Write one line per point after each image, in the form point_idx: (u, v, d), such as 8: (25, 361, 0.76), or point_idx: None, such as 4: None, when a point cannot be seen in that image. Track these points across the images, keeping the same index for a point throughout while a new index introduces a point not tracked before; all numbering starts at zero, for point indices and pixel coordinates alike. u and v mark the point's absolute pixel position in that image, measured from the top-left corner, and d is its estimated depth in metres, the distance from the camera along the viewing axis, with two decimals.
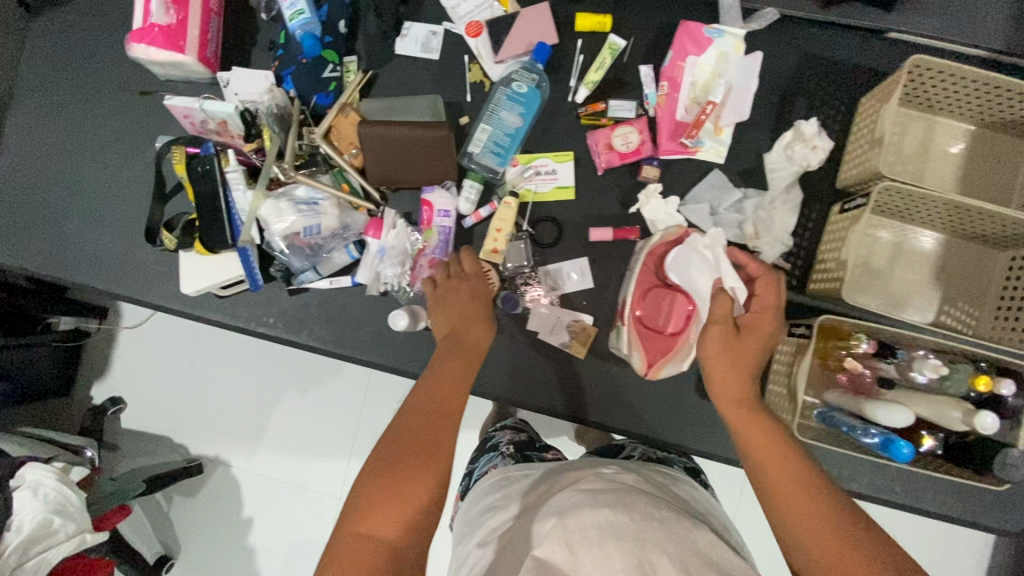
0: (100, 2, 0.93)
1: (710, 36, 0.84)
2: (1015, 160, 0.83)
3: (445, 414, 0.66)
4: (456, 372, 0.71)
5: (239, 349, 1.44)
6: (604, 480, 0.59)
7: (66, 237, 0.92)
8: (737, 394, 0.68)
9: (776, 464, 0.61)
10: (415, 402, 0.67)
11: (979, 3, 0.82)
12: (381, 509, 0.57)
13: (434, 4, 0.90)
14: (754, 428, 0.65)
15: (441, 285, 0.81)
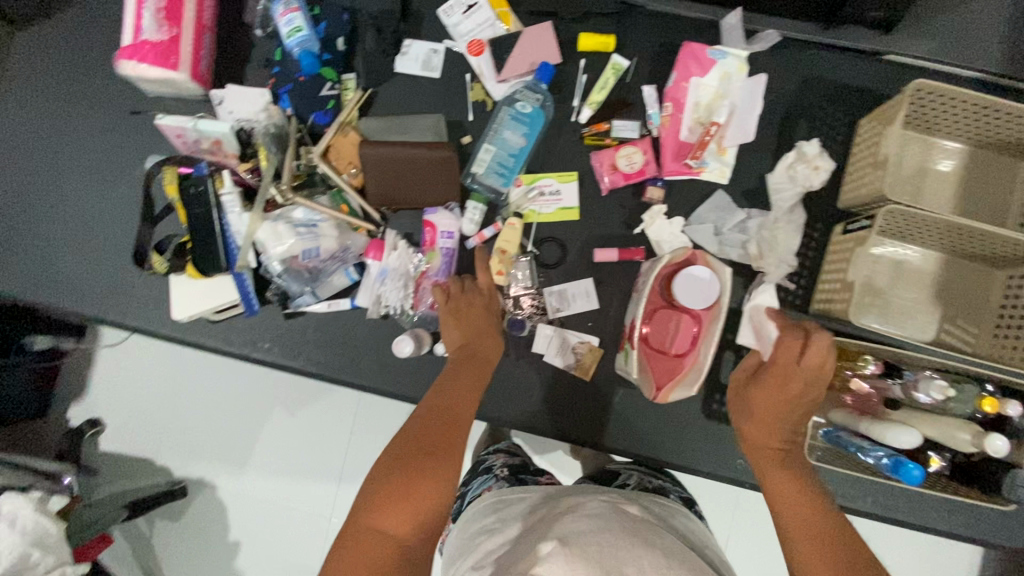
0: (85, 14, 0.89)
1: (714, 57, 0.84)
2: (1009, 180, 0.85)
3: (455, 419, 0.64)
4: (468, 383, 0.68)
5: (227, 368, 1.39)
6: (608, 505, 0.59)
7: (47, 259, 0.88)
8: (751, 419, 0.68)
9: (786, 494, 0.60)
10: (429, 413, 0.64)
11: (966, 29, 0.86)
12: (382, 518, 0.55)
13: (435, 22, 0.89)
14: (765, 458, 0.65)
15: (453, 296, 0.77)
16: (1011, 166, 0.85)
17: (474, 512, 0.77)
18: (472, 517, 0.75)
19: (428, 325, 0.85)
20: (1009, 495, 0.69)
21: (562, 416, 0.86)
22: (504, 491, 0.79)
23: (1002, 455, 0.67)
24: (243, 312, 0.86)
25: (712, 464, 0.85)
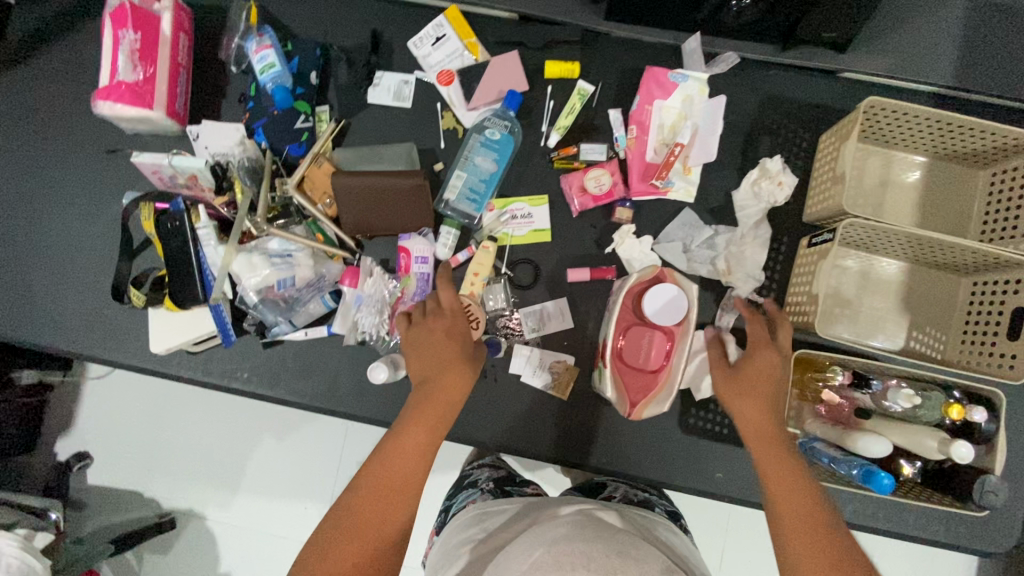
0: (64, 57, 0.91)
1: (676, 80, 0.87)
2: (968, 190, 0.87)
3: (425, 429, 0.65)
4: (430, 411, 0.66)
5: (214, 398, 1.39)
6: (583, 514, 0.62)
7: (27, 297, 0.89)
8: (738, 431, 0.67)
9: (782, 502, 0.60)
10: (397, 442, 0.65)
11: (923, 43, 0.87)
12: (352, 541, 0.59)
13: (405, 53, 0.91)
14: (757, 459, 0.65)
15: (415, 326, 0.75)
16: (970, 176, 0.87)
17: (457, 524, 0.78)
18: (455, 528, 0.77)
19: None
20: (980, 501, 0.70)
21: (541, 436, 0.86)
22: (487, 503, 0.81)
23: (970, 461, 0.68)
24: (221, 342, 0.86)
25: (691, 479, 0.86)
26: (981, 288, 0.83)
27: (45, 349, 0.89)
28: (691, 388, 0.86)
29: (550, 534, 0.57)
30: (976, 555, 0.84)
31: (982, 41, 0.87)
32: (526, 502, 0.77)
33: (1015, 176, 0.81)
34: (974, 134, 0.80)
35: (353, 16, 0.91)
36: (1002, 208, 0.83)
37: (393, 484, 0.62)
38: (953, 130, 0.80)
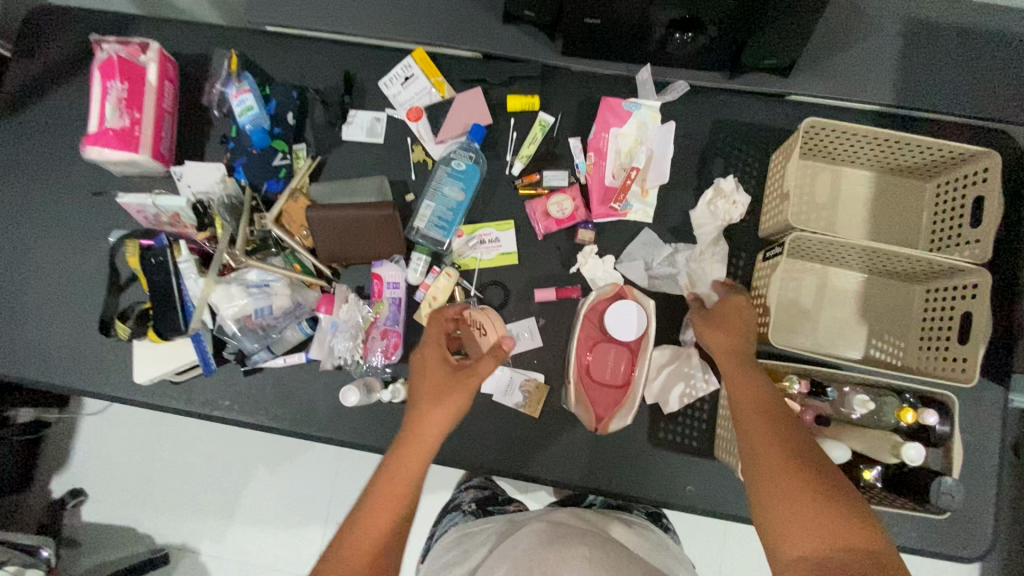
0: (58, 109, 0.98)
1: (630, 108, 0.92)
2: (918, 201, 0.90)
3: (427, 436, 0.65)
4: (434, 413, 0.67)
5: (205, 430, 1.41)
6: (561, 517, 0.67)
7: (19, 334, 0.93)
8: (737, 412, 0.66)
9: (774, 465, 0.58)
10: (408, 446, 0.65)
11: (867, 64, 0.89)
12: (374, 517, 0.59)
13: (376, 92, 0.97)
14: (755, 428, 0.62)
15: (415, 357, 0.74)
16: (917, 187, 0.90)
17: (437, 551, 0.79)
18: (435, 555, 0.78)
19: (379, 373, 0.89)
20: (936, 502, 0.71)
21: (515, 454, 0.88)
22: (468, 525, 0.82)
23: (922, 460, 0.71)
24: (202, 371, 0.90)
25: (665, 493, 0.87)
26: (934, 296, 0.86)
27: (36, 384, 0.92)
28: (659, 402, 0.88)
29: (520, 544, 0.60)
30: (949, 559, 0.85)
31: (925, 56, 0.89)
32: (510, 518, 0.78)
33: (958, 186, 0.84)
34: (913, 149, 0.83)
35: (327, 61, 0.97)
36: (948, 217, 0.86)
37: (410, 458, 0.63)
38: (892, 146, 0.83)
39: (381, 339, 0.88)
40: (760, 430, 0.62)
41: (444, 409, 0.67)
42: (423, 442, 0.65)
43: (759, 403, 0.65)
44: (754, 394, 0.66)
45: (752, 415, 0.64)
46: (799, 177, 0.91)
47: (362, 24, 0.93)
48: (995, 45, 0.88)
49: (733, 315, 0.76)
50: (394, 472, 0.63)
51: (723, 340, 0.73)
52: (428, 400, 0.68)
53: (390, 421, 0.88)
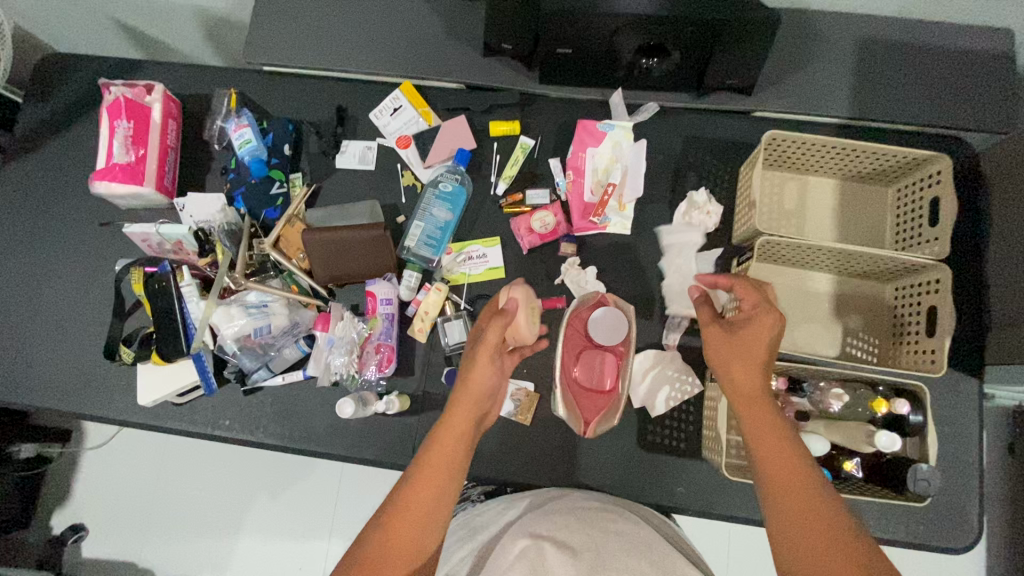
0: (68, 150, 1.04)
1: (604, 129, 0.98)
2: (883, 205, 0.95)
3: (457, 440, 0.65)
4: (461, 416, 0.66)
5: (206, 457, 1.43)
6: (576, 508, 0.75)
7: (28, 363, 0.96)
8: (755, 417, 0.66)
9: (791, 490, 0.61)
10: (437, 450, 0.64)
11: (822, 80, 0.95)
12: (410, 519, 0.60)
13: (367, 124, 1.03)
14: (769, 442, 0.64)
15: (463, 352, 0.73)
16: (879, 192, 0.95)
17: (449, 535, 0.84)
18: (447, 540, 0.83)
19: (375, 387, 0.92)
20: (914, 490, 0.74)
21: (509, 462, 0.90)
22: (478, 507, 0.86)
23: (898, 446, 0.74)
24: (204, 392, 0.93)
25: (659, 496, 0.88)
26: (903, 293, 0.89)
27: (43, 411, 0.95)
28: (647, 406, 0.90)
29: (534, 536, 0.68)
30: (941, 552, 0.86)
31: (878, 70, 0.95)
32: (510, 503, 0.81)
33: (916, 189, 0.89)
34: (870, 155, 0.88)
35: (321, 96, 1.04)
36: (909, 218, 0.91)
37: (438, 474, 0.62)
38: (851, 154, 0.89)
39: (375, 354, 0.92)
40: (784, 464, 0.62)
41: (468, 413, 0.66)
42: (446, 456, 0.64)
43: (778, 438, 0.64)
44: (773, 427, 0.65)
45: (774, 447, 0.64)
46: (766, 186, 0.96)
47: (351, 61, 1.00)
48: (942, 59, 0.94)
49: (759, 327, 0.67)
50: (418, 487, 0.61)
51: (741, 358, 0.68)
52: (453, 407, 0.66)
53: (385, 434, 0.91)
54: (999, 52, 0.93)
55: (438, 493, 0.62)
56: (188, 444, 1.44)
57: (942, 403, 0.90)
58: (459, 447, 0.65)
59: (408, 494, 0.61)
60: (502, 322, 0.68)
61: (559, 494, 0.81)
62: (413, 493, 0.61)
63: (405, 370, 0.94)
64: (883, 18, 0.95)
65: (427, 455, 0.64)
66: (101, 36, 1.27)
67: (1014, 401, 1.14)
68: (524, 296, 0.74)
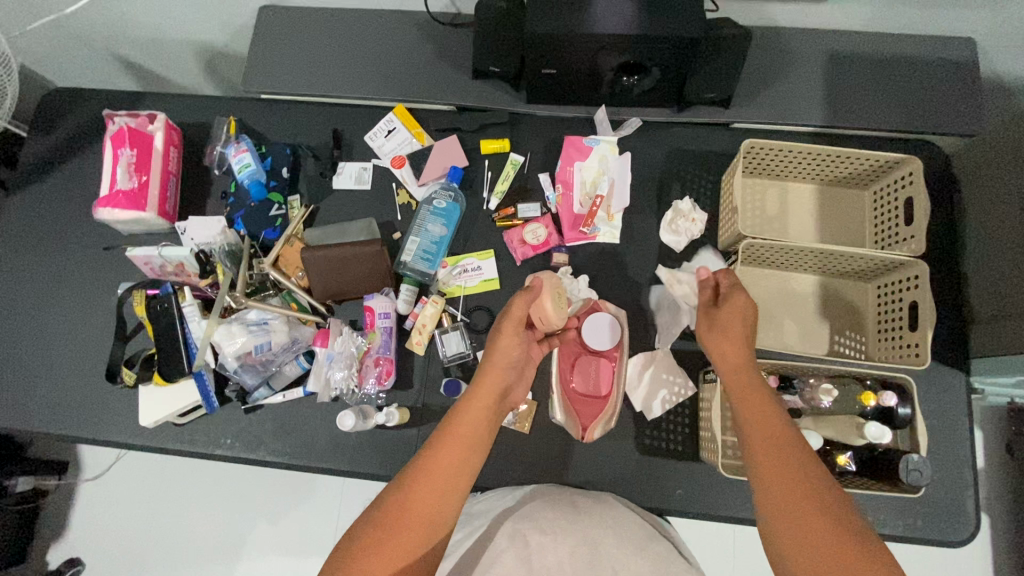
0: (72, 180, 1.07)
1: (590, 144, 1.03)
2: (861, 207, 0.98)
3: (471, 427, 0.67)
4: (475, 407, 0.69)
5: (205, 483, 1.42)
6: (563, 506, 0.80)
7: (29, 388, 0.97)
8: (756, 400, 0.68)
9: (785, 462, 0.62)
10: (451, 433, 0.66)
11: (795, 92, 1.00)
12: (422, 497, 0.62)
13: (362, 146, 1.07)
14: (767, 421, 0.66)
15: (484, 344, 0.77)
16: (856, 195, 0.99)
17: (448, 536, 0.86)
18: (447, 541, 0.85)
19: (373, 400, 0.94)
20: (908, 480, 0.75)
21: (509, 471, 0.91)
22: (472, 501, 0.89)
23: (888, 439, 0.76)
24: (204, 411, 0.94)
25: (658, 500, 0.89)
26: (885, 291, 0.92)
27: (43, 436, 0.96)
28: (643, 410, 0.92)
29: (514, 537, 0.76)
30: (940, 546, 0.86)
31: (847, 81, 1.00)
32: (509, 503, 0.82)
33: (891, 191, 0.93)
34: (844, 160, 0.93)
35: (317, 122, 1.08)
36: (886, 219, 0.94)
37: (456, 447, 0.65)
38: (826, 159, 0.93)
39: (374, 367, 0.93)
40: (772, 442, 0.64)
41: (492, 388, 0.71)
42: (463, 430, 0.67)
43: (770, 416, 0.66)
44: (765, 408, 0.67)
45: (766, 425, 0.66)
46: (748, 193, 1.00)
47: (346, 87, 1.05)
48: (906, 68, 0.99)
49: (739, 311, 0.74)
50: (438, 458, 0.64)
51: (729, 342, 0.72)
52: (476, 383, 0.71)
53: (385, 447, 0.92)
54: (960, 61, 0.98)
55: (458, 464, 0.64)
56: (186, 471, 1.43)
57: (931, 397, 0.92)
58: (477, 421, 0.68)
59: (427, 465, 0.64)
60: (527, 297, 0.76)
61: (557, 489, 0.86)
62: (432, 465, 0.64)
63: (404, 383, 0.95)
64: (848, 34, 1.01)
65: (444, 430, 0.67)
66: (103, 72, 1.32)
67: (1004, 397, 1.16)
68: (550, 278, 0.80)
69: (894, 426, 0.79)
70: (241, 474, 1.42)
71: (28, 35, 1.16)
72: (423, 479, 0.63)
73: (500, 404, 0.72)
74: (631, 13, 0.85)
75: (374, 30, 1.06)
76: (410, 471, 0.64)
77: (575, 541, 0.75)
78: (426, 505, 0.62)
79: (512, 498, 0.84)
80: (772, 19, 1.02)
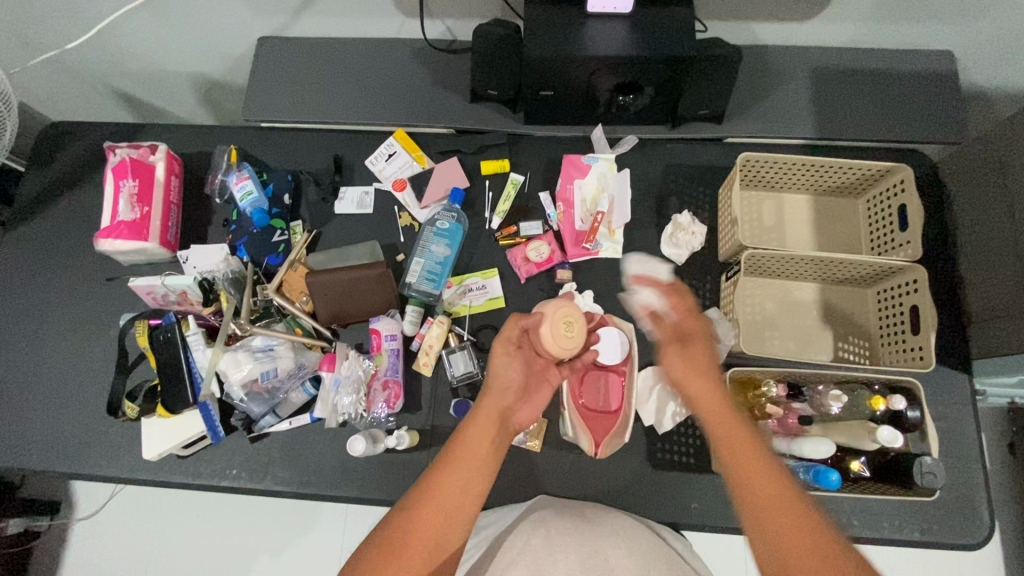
0: (70, 213, 1.07)
1: (588, 162, 1.04)
2: (855, 216, 1.01)
3: (476, 449, 0.65)
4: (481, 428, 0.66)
5: (204, 518, 1.38)
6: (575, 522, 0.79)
7: (28, 424, 0.95)
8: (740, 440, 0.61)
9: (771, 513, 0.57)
10: (457, 455, 0.64)
11: (785, 106, 1.03)
12: (425, 518, 0.60)
13: (363, 170, 1.08)
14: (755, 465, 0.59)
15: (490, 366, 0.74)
16: (850, 204, 1.01)
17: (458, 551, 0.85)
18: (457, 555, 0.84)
19: (383, 424, 0.93)
20: (922, 483, 0.76)
21: (520, 491, 0.90)
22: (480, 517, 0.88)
23: (900, 443, 0.76)
24: (210, 441, 0.93)
25: (673, 514, 0.88)
26: (885, 296, 0.94)
27: (44, 473, 0.94)
28: (654, 423, 0.92)
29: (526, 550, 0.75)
30: (957, 550, 0.86)
31: (834, 95, 1.03)
32: (523, 520, 0.81)
33: (884, 198, 0.95)
34: (837, 170, 0.95)
35: (318, 148, 1.09)
36: (881, 226, 0.96)
37: (457, 471, 0.63)
38: (820, 170, 0.95)
39: (382, 390, 0.92)
40: (762, 492, 0.58)
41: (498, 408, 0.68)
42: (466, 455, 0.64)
43: (754, 462, 0.60)
44: (748, 455, 0.60)
45: (752, 474, 0.59)
46: (745, 206, 1.02)
47: (346, 113, 1.06)
48: (890, 81, 1.02)
49: (697, 352, 0.67)
50: (437, 483, 0.62)
51: (699, 387, 0.65)
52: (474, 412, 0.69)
53: (395, 471, 0.91)
54: (940, 73, 1.02)
55: (458, 490, 0.62)
56: (185, 505, 1.39)
57: (936, 399, 0.93)
58: (481, 445, 0.65)
59: (426, 490, 0.62)
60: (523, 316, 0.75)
61: (569, 505, 0.84)
62: (433, 489, 0.62)
63: (413, 405, 0.94)
64: (831, 50, 1.05)
65: (449, 450, 0.65)
66: (101, 106, 1.33)
67: (1006, 397, 1.17)
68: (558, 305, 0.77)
69: (904, 429, 0.80)
70: (242, 507, 1.38)
71: (28, 71, 1.17)
72: (422, 507, 0.61)
73: (506, 430, 0.69)
74: (625, 35, 0.88)
75: (372, 58, 1.08)
76: (410, 499, 0.62)
77: (587, 551, 0.73)
78: (428, 526, 0.60)
79: (524, 514, 0.83)
80: (758, 38, 1.06)
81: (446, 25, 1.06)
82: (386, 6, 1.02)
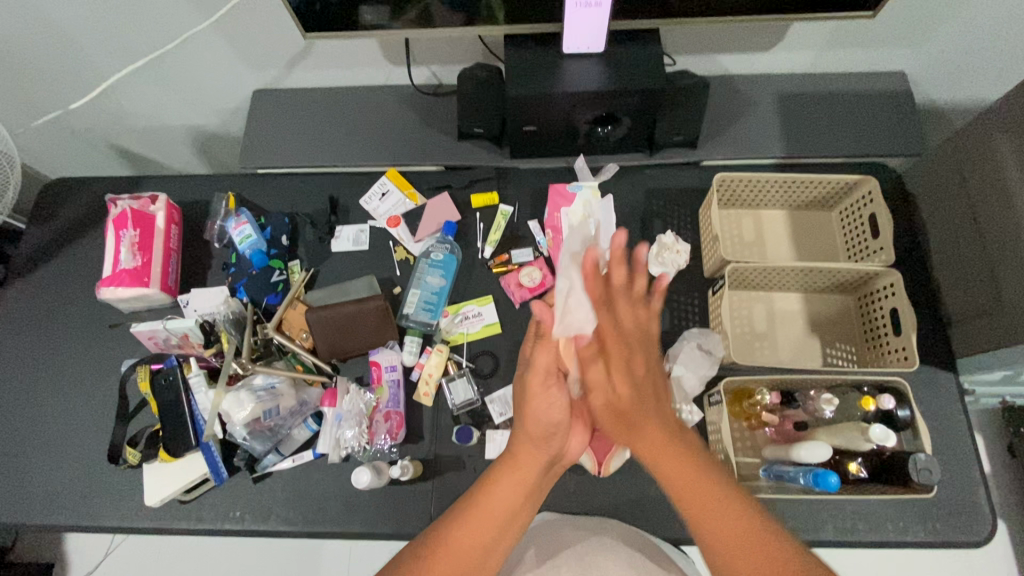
0: (70, 264, 1.09)
1: (574, 190, 1.08)
2: (832, 228, 1.06)
3: (514, 498, 0.63)
4: (516, 484, 0.64)
5: (206, 566, 1.34)
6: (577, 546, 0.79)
7: (28, 478, 0.95)
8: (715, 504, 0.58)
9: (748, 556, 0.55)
10: (499, 501, 0.62)
11: (757, 128, 1.09)
12: (469, 530, 0.61)
13: (358, 210, 1.12)
14: (723, 518, 0.58)
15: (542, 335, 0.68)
16: (824, 216, 1.07)
17: None
18: None
19: (386, 455, 0.93)
20: (920, 480, 0.78)
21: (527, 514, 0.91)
22: None
23: (893, 440, 0.79)
24: (213, 484, 0.93)
25: (680, 530, 0.88)
26: (866, 300, 0.98)
27: (44, 527, 0.93)
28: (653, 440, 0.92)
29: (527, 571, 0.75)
30: (964, 547, 0.87)
31: (800, 116, 1.10)
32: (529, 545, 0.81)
33: (856, 209, 1.00)
34: (808, 185, 1.00)
35: (313, 191, 1.13)
36: (856, 236, 1.01)
37: (498, 509, 0.62)
38: (792, 184, 1.00)
39: (384, 422, 0.93)
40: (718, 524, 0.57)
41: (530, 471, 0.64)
42: (508, 495, 0.63)
43: (701, 487, 0.60)
44: (686, 472, 0.60)
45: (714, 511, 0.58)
46: (725, 224, 1.07)
47: (340, 156, 1.10)
48: (849, 102, 1.10)
49: (633, 360, 0.65)
50: (463, 532, 0.60)
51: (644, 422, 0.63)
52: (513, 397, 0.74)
53: (401, 502, 0.91)
54: (895, 93, 1.10)
55: (492, 536, 0.61)
56: (184, 557, 1.35)
57: (926, 400, 0.95)
58: (516, 498, 0.63)
59: (451, 538, 0.60)
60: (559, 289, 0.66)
61: (572, 528, 0.84)
62: (462, 536, 0.60)
63: (415, 435, 0.95)
64: (795, 75, 1.13)
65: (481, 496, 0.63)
66: (101, 162, 1.37)
67: (996, 397, 1.20)
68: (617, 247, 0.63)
69: (898, 427, 0.83)
70: (243, 555, 1.35)
71: (30, 132, 1.22)
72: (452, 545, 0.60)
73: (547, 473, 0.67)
74: (599, 72, 0.95)
75: (365, 104, 1.14)
76: (444, 529, 0.61)
77: None
78: (468, 538, 0.60)
79: (530, 536, 0.83)
80: (725, 68, 1.14)
81: (431, 71, 1.13)
82: (376, 55, 1.09)
